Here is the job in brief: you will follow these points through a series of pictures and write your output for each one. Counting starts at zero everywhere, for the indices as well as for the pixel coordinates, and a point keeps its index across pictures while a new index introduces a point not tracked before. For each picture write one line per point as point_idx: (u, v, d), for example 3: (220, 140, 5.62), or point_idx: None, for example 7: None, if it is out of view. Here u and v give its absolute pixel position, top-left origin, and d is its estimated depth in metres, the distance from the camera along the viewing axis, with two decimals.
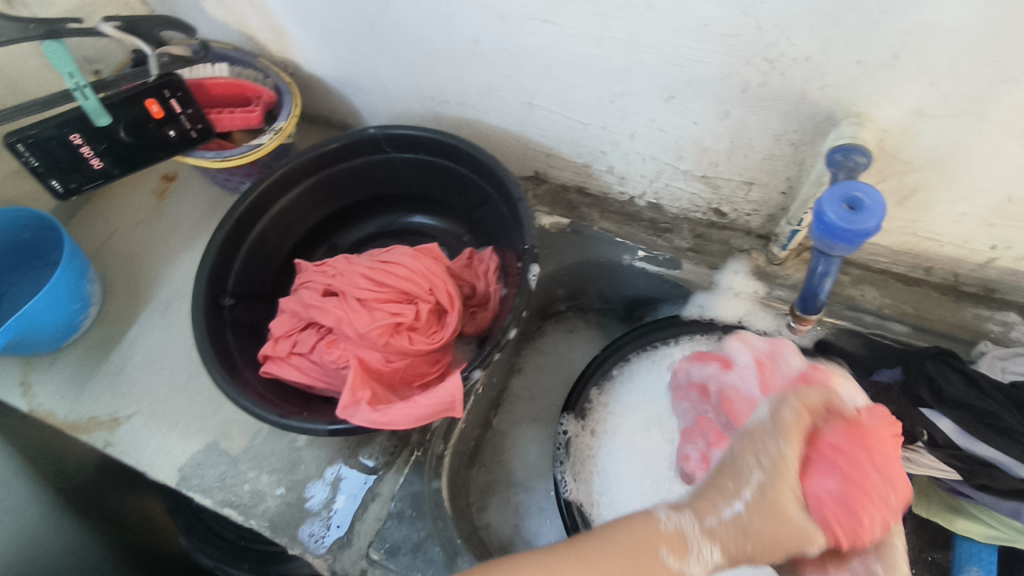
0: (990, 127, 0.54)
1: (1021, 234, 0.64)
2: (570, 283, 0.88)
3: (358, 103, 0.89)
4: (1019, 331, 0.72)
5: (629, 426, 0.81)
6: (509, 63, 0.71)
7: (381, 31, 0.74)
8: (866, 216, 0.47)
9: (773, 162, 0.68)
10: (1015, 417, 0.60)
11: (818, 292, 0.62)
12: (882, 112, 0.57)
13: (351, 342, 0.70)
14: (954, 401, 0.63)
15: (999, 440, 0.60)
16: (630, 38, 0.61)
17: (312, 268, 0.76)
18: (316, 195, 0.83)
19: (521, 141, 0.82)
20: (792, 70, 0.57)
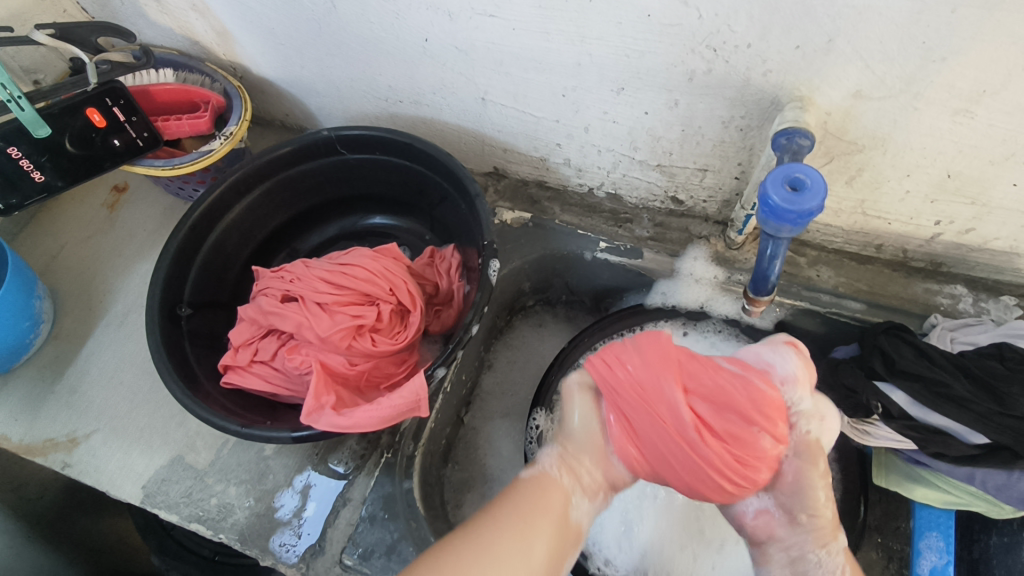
0: (925, 106, 0.56)
1: (962, 209, 0.67)
2: (536, 277, 0.88)
3: (311, 105, 0.88)
4: (966, 303, 0.75)
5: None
6: (459, 60, 0.70)
7: (329, 31, 0.73)
8: (808, 197, 0.48)
9: (724, 148, 0.69)
10: (963, 386, 0.63)
11: (770, 274, 0.63)
12: (823, 95, 0.58)
13: (313, 346, 0.69)
14: (905, 373, 0.66)
15: (951, 409, 0.63)
16: (577, 30, 0.61)
17: (270, 274, 0.75)
18: (272, 200, 0.81)
19: (478, 137, 0.82)
20: (735, 57, 0.58)
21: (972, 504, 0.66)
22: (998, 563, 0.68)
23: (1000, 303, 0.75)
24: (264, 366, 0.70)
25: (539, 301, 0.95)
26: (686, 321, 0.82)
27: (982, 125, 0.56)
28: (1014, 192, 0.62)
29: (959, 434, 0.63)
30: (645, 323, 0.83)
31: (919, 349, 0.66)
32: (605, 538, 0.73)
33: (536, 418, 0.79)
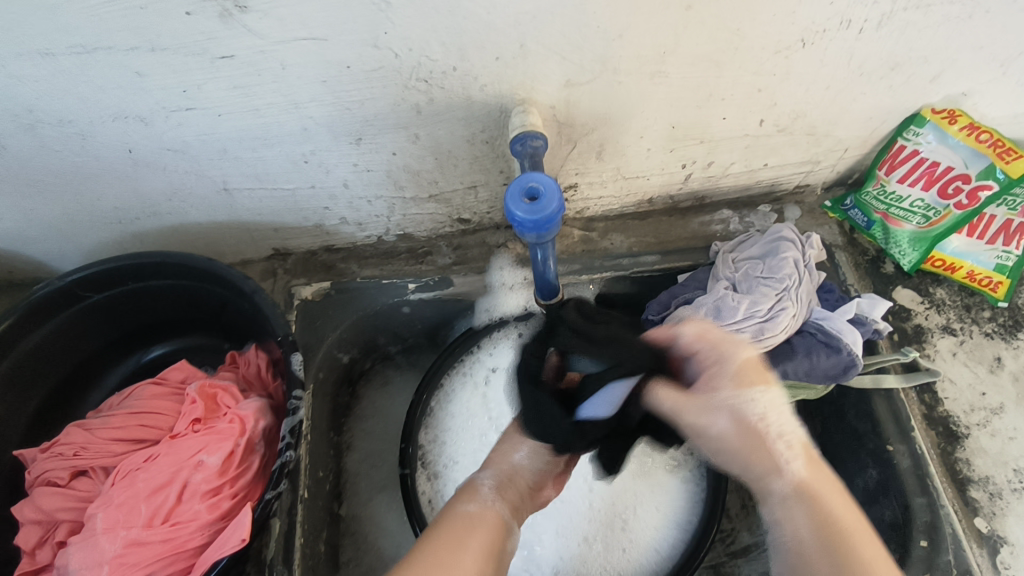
0: (625, 78, 0.61)
1: (698, 149, 0.73)
2: (360, 341, 0.84)
3: (36, 253, 0.77)
4: (734, 224, 0.84)
5: (463, 435, 0.83)
6: (179, 160, 0.64)
7: (13, 175, 0.64)
8: (546, 201, 0.49)
9: (481, 162, 0.70)
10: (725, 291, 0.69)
11: (548, 278, 0.62)
12: (540, 93, 0.61)
13: (108, 507, 0.58)
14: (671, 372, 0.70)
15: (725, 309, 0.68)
16: (286, 98, 0.58)
17: (44, 454, 0.63)
18: (25, 377, 0.68)
19: (240, 227, 0.77)
20: (447, 82, 0.58)
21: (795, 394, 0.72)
22: (837, 430, 0.77)
23: (759, 213, 0.84)
24: (62, 556, 0.57)
25: (377, 360, 0.90)
26: (517, 324, 0.84)
27: (676, 79, 0.62)
28: (726, 124, 0.70)
29: (824, 329, 0.70)
30: (482, 339, 0.84)
31: (732, 299, 0.71)
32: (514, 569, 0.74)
33: (410, 467, 0.77)
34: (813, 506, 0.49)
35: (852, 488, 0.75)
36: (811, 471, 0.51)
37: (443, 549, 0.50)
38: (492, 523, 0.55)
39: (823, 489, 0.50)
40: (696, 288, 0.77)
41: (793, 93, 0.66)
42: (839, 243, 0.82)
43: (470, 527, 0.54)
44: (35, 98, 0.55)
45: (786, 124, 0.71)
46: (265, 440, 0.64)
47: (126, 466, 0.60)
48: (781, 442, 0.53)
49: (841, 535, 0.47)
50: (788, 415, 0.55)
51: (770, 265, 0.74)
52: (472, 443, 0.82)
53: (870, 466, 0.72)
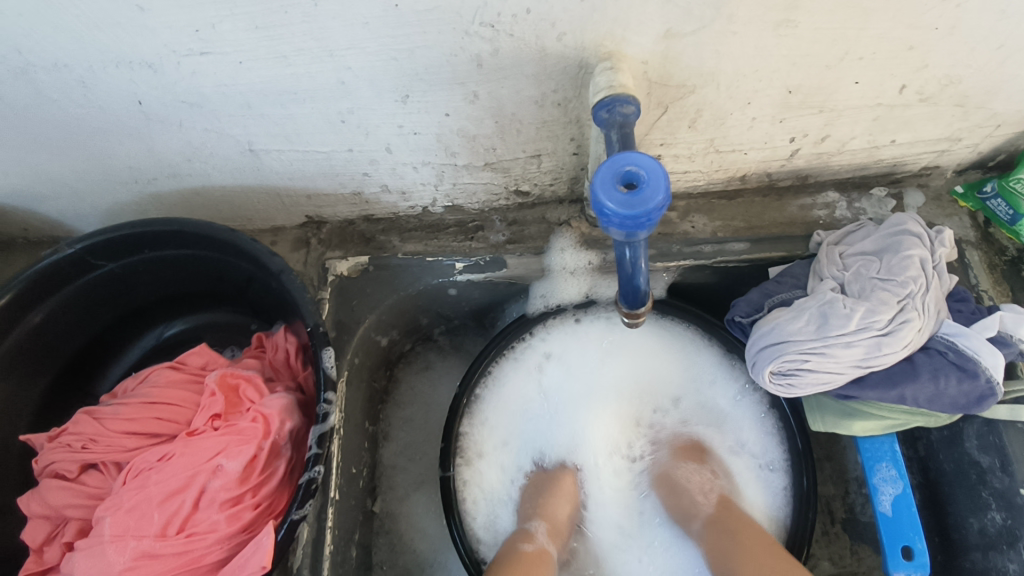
0: (743, 27, 0.47)
1: (814, 121, 0.60)
2: (401, 323, 0.76)
3: (50, 213, 0.70)
4: (842, 209, 0.71)
5: (520, 427, 0.72)
6: (197, 115, 0.55)
7: (11, 126, 0.55)
8: (650, 191, 0.38)
9: (549, 128, 0.59)
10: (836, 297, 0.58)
11: (636, 282, 0.52)
12: (631, 45, 0.49)
13: (118, 511, 0.52)
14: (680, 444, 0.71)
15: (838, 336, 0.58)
16: (321, 45, 0.47)
17: (51, 442, 0.57)
18: (36, 354, 0.62)
19: (269, 192, 0.68)
20: (518, 28, 0.46)
21: (911, 420, 0.61)
22: (947, 458, 0.66)
23: (873, 197, 0.71)
24: (67, 562, 0.51)
25: (417, 341, 0.82)
26: (575, 311, 0.73)
27: (807, 32, 0.48)
28: (856, 91, 0.56)
29: (956, 348, 0.58)
30: (534, 326, 0.73)
31: (842, 305, 0.59)
32: None
33: (451, 469, 0.69)
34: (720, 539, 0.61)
35: (962, 527, 0.65)
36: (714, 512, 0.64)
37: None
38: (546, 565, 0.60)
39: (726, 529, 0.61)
40: (793, 287, 0.65)
41: (952, 54, 0.52)
42: (971, 239, 0.68)
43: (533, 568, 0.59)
44: (22, 38, 0.46)
45: (932, 92, 0.57)
46: (292, 442, 0.57)
47: (138, 465, 0.54)
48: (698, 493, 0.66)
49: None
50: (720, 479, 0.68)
51: (889, 263, 0.61)
52: (531, 439, 0.72)
53: (993, 508, 0.61)
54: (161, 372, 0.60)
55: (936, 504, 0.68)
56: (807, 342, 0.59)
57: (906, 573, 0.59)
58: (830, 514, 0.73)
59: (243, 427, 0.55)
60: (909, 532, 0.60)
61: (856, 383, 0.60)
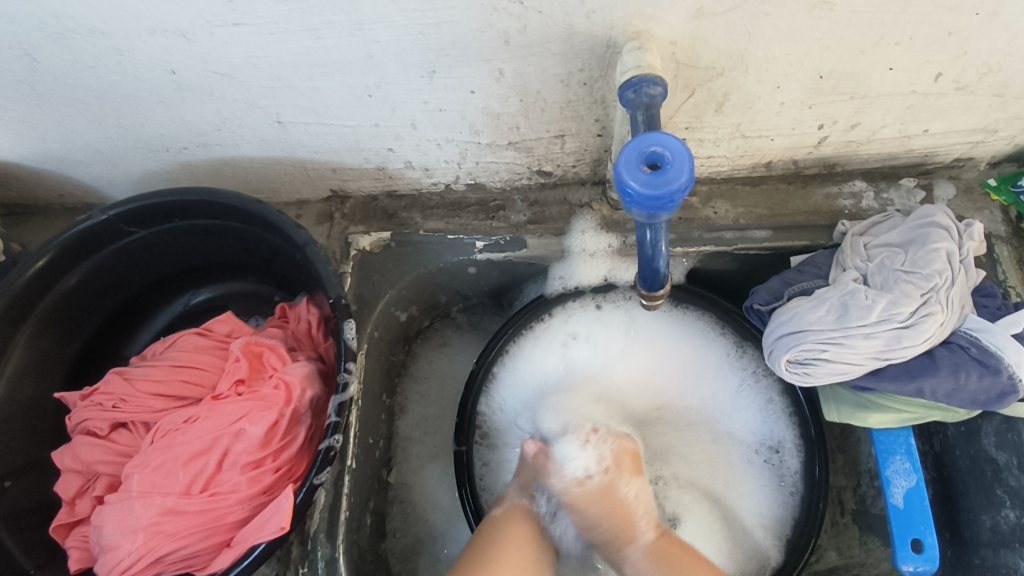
0: (776, 8, 0.47)
1: (844, 107, 0.59)
2: (420, 299, 0.77)
3: (83, 178, 0.71)
4: (868, 200, 0.70)
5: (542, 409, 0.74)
6: (227, 86, 0.56)
7: (48, 91, 0.57)
8: (673, 172, 0.38)
9: (574, 108, 0.58)
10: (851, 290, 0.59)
11: (656, 264, 0.52)
12: (661, 25, 0.48)
13: (145, 470, 0.54)
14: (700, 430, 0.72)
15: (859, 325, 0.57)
16: (350, 18, 0.48)
17: (83, 401, 0.60)
18: (70, 315, 0.64)
19: (295, 164, 0.69)
20: (547, 4, 0.46)
21: (928, 414, 0.60)
22: (963, 454, 0.66)
23: (901, 188, 0.70)
24: (97, 515, 0.54)
25: (435, 317, 0.83)
26: (594, 295, 0.74)
27: (842, 14, 0.47)
28: (890, 77, 0.55)
29: (980, 343, 0.57)
30: (554, 309, 0.74)
31: (864, 296, 0.58)
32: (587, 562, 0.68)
33: (465, 445, 0.71)
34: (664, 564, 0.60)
35: (973, 523, 0.64)
36: (655, 540, 0.63)
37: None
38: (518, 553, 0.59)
39: (668, 559, 0.60)
40: (815, 276, 0.65)
41: (992, 41, 0.51)
42: (1002, 234, 0.67)
43: (494, 548, 0.59)
44: (61, 4, 0.47)
45: (969, 81, 0.55)
46: (313, 410, 0.59)
47: (164, 426, 0.56)
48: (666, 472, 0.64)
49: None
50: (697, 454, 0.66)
51: (915, 256, 0.60)
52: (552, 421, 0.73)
53: (1007, 505, 0.61)
54: (189, 339, 0.62)
55: (948, 500, 0.67)
56: (826, 332, 0.59)
57: (914, 566, 0.59)
58: (841, 504, 0.74)
59: (266, 395, 0.56)
60: (920, 525, 0.60)
61: (874, 375, 0.59)
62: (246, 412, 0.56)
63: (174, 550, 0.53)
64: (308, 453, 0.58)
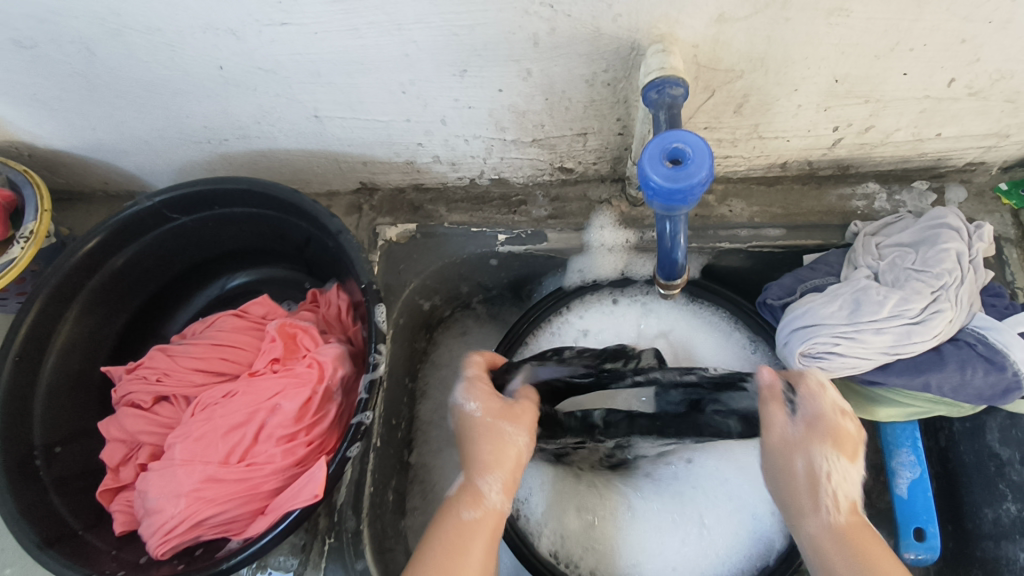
0: (796, 15, 0.49)
1: (859, 110, 0.61)
2: (443, 289, 0.79)
3: (127, 167, 0.75)
4: (881, 201, 0.72)
5: None
6: (270, 81, 0.59)
7: (102, 84, 0.61)
8: (694, 167, 0.40)
9: (597, 107, 0.61)
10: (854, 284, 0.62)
11: (673, 255, 0.55)
12: (684, 29, 0.51)
13: (184, 440, 0.58)
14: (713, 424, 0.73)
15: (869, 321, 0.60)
16: (390, 18, 0.51)
17: (127, 375, 0.64)
18: (115, 294, 0.68)
19: (328, 157, 0.72)
20: (576, 9, 0.49)
21: (934, 409, 0.62)
22: (968, 449, 0.67)
23: (914, 190, 0.72)
24: (141, 480, 0.58)
25: (456, 308, 0.86)
26: (612, 289, 0.77)
27: (859, 21, 0.50)
28: (905, 82, 0.57)
29: (987, 340, 0.59)
30: (572, 302, 0.77)
31: (875, 292, 0.60)
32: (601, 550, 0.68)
33: None
34: (848, 546, 0.48)
35: (976, 516, 0.67)
36: (850, 519, 0.49)
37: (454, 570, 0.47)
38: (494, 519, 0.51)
39: (854, 542, 0.48)
40: (827, 274, 0.67)
41: (1004, 48, 0.53)
42: (1011, 236, 0.69)
43: (470, 534, 0.49)
44: (123, 2, 0.50)
45: (981, 87, 0.57)
46: (343, 389, 0.62)
47: (203, 400, 0.60)
48: (829, 496, 0.50)
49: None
50: (857, 477, 0.51)
51: (925, 256, 0.62)
52: None
53: (1009, 499, 0.63)
54: (227, 320, 0.66)
55: (952, 494, 0.69)
56: (839, 326, 0.61)
57: (916, 553, 0.61)
58: None
59: (300, 373, 0.60)
60: (923, 515, 0.62)
61: (883, 369, 0.62)
62: (280, 389, 0.59)
63: (212, 515, 0.56)
64: (337, 430, 0.61)
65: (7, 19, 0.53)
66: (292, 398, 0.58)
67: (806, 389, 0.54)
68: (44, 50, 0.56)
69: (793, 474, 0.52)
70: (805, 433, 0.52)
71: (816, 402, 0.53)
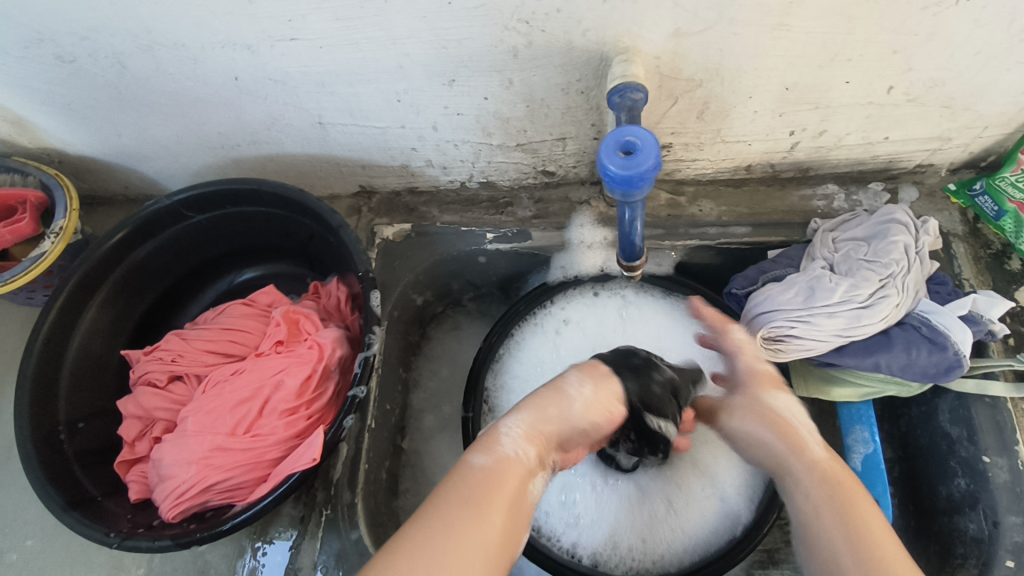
0: (742, 29, 0.56)
1: (811, 115, 0.67)
2: (436, 285, 0.85)
3: (147, 172, 0.82)
4: (839, 201, 0.78)
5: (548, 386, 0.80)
6: (280, 91, 0.66)
7: (130, 94, 0.68)
8: (642, 157, 0.47)
9: (574, 113, 0.68)
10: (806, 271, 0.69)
11: (635, 238, 0.61)
12: (645, 42, 0.57)
13: (197, 411, 0.64)
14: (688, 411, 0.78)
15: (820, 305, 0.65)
16: (386, 34, 0.58)
17: (145, 357, 0.70)
18: (134, 285, 0.75)
19: (331, 161, 0.79)
20: (549, 24, 0.56)
21: (885, 388, 0.67)
22: (924, 432, 0.72)
23: (869, 191, 0.78)
24: (158, 449, 0.64)
25: (448, 305, 0.91)
26: (593, 284, 0.82)
27: (799, 34, 0.56)
28: (849, 89, 0.63)
29: (930, 323, 0.64)
30: (555, 296, 0.82)
31: (829, 280, 0.66)
32: (581, 522, 0.74)
33: (473, 412, 0.77)
34: (835, 481, 0.52)
35: (932, 494, 0.71)
36: (828, 457, 0.55)
37: (470, 498, 0.49)
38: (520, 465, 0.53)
39: (834, 478, 0.52)
40: (787, 266, 0.73)
41: (933, 58, 0.59)
42: (958, 232, 0.75)
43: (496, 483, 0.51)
44: (153, 21, 0.57)
45: (918, 93, 0.64)
46: (341, 369, 0.67)
47: (214, 376, 0.66)
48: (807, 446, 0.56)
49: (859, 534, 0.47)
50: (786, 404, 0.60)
51: (876, 247, 0.68)
52: None
53: (959, 475, 0.67)
54: (237, 308, 0.72)
55: (912, 474, 0.74)
56: (794, 311, 0.66)
57: None
58: None
59: (301, 353, 0.65)
60: (878, 487, 0.67)
61: (837, 351, 0.67)
62: (284, 367, 0.65)
63: (220, 481, 0.62)
64: (334, 406, 0.66)
65: (52, 37, 0.60)
66: (294, 375, 0.64)
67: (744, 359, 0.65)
68: (82, 64, 0.63)
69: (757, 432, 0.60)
70: (748, 397, 0.62)
71: (734, 358, 0.66)
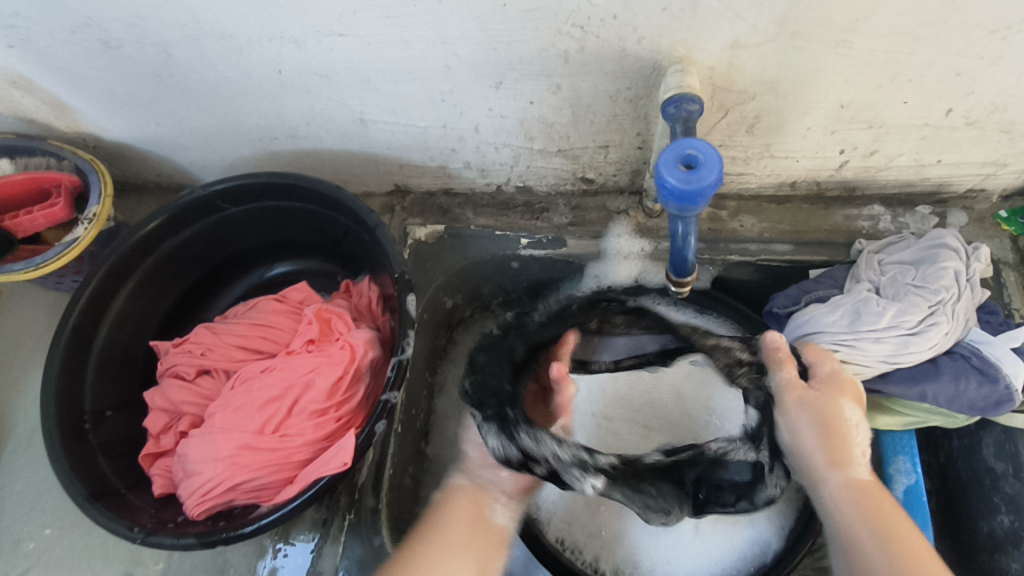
0: (804, 44, 0.54)
1: (864, 134, 0.65)
2: (465, 288, 0.84)
3: (181, 162, 0.82)
4: (885, 222, 0.76)
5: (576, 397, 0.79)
6: (322, 86, 0.65)
7: (173, 83, 0.67)
8: (704, 172, 0.46)
9: (620, 121, 0.66)
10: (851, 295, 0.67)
11: (686, 253, 0.60)
12: (702, 52, 0.56)
13: (224, 407, 0.63)
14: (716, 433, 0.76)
15: (867, 330, 0.63)
16: (436, 33, 0.56)
17: (174, 349, 0.69)
18: (165, 274, 0.74)
19: (368, 159, 0.78)
20: (605, 30, 0.54)
21: (930, 419, 0.66)
22: (965, 465, 0.70)
23: (917, 214, 0.76)
24: (184, 445, 0.63)
25: (476, 309, 0.90)
26: (626, 297, 0.80)
27: (862, 51, 0.54)
28: (907, 109, 0.61)
29: (981, 354, 0.62)
30: (587, 308, 0.80)
31: (876, 304, 0.64)
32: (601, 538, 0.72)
33: None
34: (861, 505, 0.54)
35: (972, 530, 0.69)
36: (869, 479, 0.56)
37: (445, 533, 0.59)
38: (469, 497, 0.63)
39: (875, 506, 0.54)
40: (831, 286, 0.71)
41: (998, 82, 0.57)
42: (1009, 261, 0.73)
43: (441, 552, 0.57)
44: (202, 11, 0.56)
45: (978, 116, 0.62)
46: (372, 371, 0.66)
47: (244, 371, 0.65)
48: (848, 453, 0.57)
49: (903, 552, 0.49)
50: (865, 429, 0.58)
51: (925, 272, 0.66)
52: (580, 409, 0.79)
53: (1002, 512, 0.66)
54: (269, 304, 0.71)
55: (949, 508, 0.72)
56: (839, 334, 0.64)
57: None
58: None
59: (333, 353, 0.64)
60: (917, 520, 0.66)
61: (881, 378, 0.65)
62: (314, 366, 0.64)
63: (247, 480, 0.61)
64: (363, 410, 0.65)
65: (100, 23, 0.59)
66: (325, 377, 0.63)
67: (822, 367, 0.61)
68: (127, 51, 0.62)
69: (803, 431, 0.59)
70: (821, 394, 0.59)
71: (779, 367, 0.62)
